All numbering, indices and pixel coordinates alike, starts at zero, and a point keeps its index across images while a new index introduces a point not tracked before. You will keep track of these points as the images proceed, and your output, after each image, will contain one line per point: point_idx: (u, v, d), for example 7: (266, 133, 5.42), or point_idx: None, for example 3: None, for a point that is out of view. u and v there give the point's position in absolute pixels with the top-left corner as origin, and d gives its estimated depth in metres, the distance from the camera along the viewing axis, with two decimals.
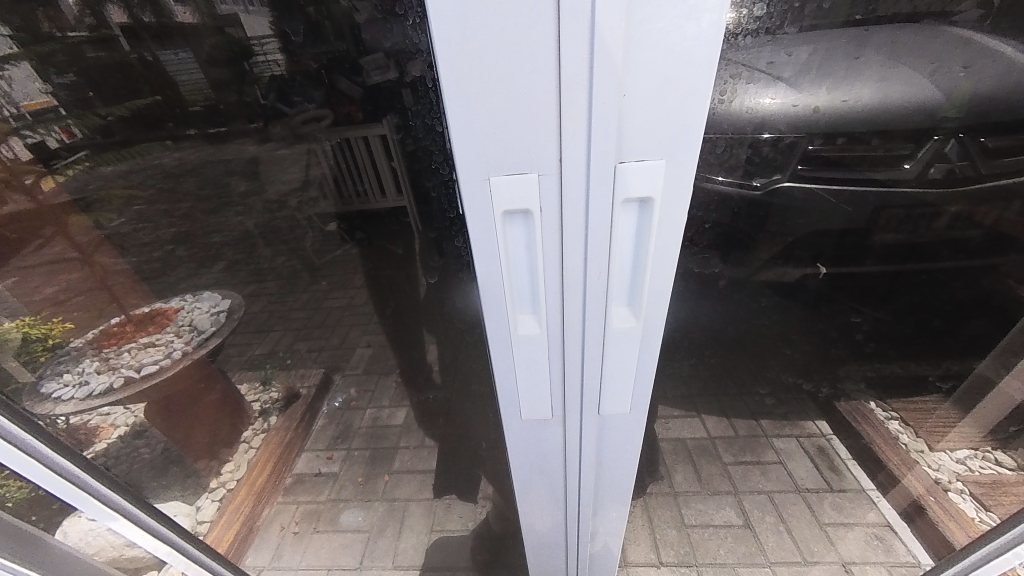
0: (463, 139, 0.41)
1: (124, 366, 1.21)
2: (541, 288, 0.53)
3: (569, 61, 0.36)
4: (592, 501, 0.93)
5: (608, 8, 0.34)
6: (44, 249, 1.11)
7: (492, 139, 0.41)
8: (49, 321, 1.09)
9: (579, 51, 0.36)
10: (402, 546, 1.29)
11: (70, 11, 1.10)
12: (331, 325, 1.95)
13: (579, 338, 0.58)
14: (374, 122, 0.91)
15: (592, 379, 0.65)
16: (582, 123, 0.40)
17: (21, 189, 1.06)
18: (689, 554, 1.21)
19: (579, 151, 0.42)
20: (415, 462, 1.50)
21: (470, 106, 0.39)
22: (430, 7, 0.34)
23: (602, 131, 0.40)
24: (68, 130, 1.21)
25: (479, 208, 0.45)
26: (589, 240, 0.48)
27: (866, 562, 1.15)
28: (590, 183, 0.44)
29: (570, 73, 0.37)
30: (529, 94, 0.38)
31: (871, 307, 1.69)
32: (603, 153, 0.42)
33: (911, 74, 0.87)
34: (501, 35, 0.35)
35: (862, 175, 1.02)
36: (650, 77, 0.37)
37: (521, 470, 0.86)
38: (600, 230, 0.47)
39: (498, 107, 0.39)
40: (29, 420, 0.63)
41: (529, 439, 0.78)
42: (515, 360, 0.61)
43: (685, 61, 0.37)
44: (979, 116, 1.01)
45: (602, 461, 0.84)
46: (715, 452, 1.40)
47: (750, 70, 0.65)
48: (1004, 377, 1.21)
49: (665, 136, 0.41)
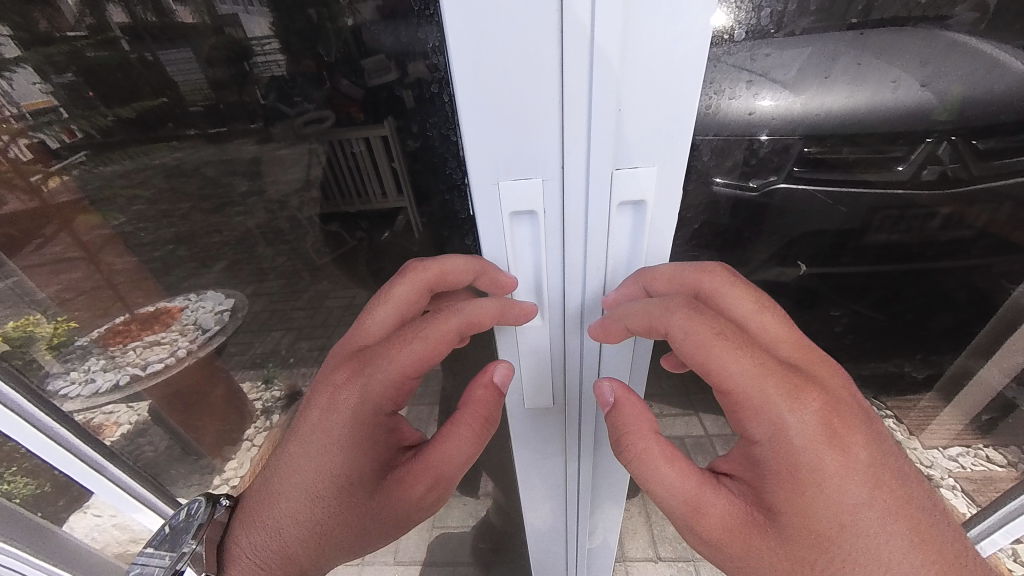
0: (489, 154, 0.62)
1: (131, 364, 1.43)
2: (546, 259, 0.73)
3: (573, 88, 0.56)
4: (591, 491, 1.10)
5: (600, 54, 0.53)
6: (46, 247, 1.19)
7: (513, 144, 0.61)
8: (55, 319, 1.25)
9: (580, 80, 0.55)
10: (404, 543, 1.38)
11: (70, 12, 0.88)
12: (332, 325, 1.46)
13: (579, 299, 0.78)
14: (375, 124, 0.92)
15: (589, 357, 0.86)
16: (583, 131, 0.59)
17: (26, 188, 1.11)
18: (687, 550, 1.35)
19: (581, 150, 0.61)
20: None
21: (500, 118, 0.59)
22: (470, 56, 0.54)
23: (598, 137, 0.59)
24: (72, 133, 1.06)
25: (504, 196, 0.66)
26: (588, 219, 0.68)
27: None
28: (590, 177, 0.63)
29: (574, 98, 0.56)
30: (542, 121, 0.59)
31: (900, 303, 1.29)
32: (599, 153, 0.61)
33: (902, 76, 0.82)
34: (523, 69, 0.55)
35: (853, 176, 0.99)
36: (630, 96, 0.57)
37: (531, 460, 1.03)
38: (596, 222, 0.68)
39: (517, 116, 0.59)
40: (49, 407, 1.14)
41: (532, 428, 0.97)
42: (519, 342, 0.83)
43: (654, 86, 0.56)
44: (987, 117, 0.91)
45: (599, 450, 1.02)
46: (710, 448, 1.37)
47: (733, 81, 0.72)
48: (981, 367, 1.25)
49: (643, 140, 0.61)
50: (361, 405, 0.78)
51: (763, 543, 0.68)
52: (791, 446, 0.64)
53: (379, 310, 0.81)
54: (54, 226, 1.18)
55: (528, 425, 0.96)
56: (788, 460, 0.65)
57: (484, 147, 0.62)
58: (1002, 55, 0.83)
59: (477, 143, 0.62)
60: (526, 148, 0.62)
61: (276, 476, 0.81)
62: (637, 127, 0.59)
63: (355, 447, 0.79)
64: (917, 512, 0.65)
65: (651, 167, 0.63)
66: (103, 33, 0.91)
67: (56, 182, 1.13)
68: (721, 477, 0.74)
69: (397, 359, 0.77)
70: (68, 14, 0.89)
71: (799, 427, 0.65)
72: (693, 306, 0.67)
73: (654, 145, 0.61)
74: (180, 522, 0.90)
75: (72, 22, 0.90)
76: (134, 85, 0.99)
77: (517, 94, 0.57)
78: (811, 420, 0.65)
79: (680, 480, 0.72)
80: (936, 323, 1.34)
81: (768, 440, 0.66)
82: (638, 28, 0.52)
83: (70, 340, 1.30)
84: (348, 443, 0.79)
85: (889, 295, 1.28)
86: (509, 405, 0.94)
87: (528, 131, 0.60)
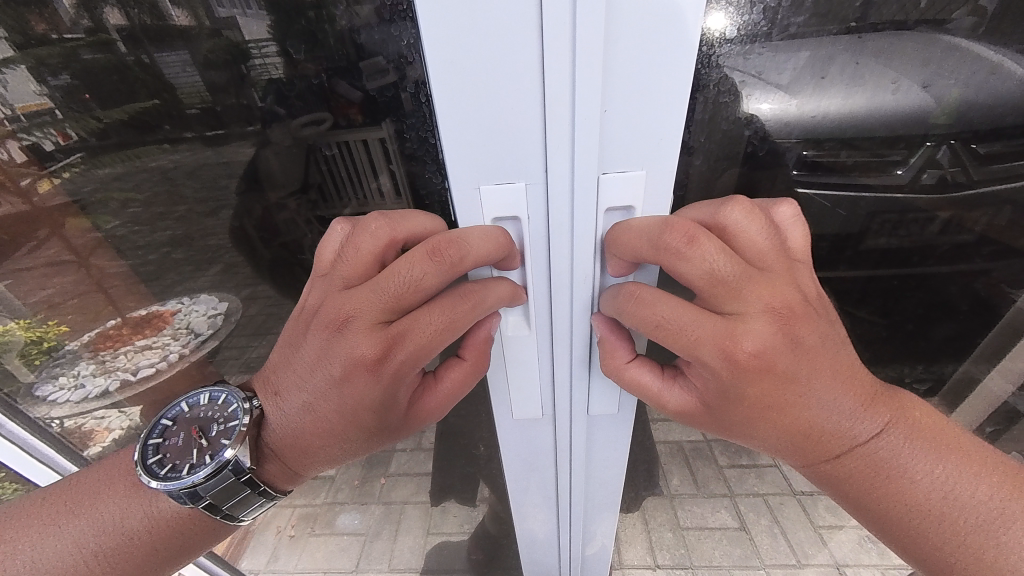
0: (469, 158, 0.62)
1: (121, 368, 1.44)
2: (529, 267, 0.72)
3: (554, 94, 0.55)
4: (582, 504, 1.09)
5: (583, 60, 0.52)
6: (38, 249, 1.21)
7: (494, 148, 0.61)
8: (45, 324, 1.29)
9: (562, 85, 0.54)
10: (399, 549, 1.37)
11: (67, 14, 0.87)
12: None
13: (568, 306, 0.77)
14: (373, 126, 0.92)
15: (579, 366, 0.85)
16: (566, 138, 0.59)
17: (17, 192, 1.11)
18: (685, 556, 1.34)
19: (565, 156, 0.61)
20: (411, 465, 1.31)
21: (480, 124, 0.59)
22: (450, 60, 0.54)
23: (583, 142, 0.59)
24: (67, 134, 1.04)
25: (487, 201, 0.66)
26: (576, 224, 0.67)
27: (859, 564, 1.30)
28: (576, 182, 0.63)
29: (556, 103, 0.56)
30: (525, 123, 0.59)
31: (901, 308, 1.27)
32: (585, 159, 0.61)
33: (900, 81, 0.81)
34: (500, 75, 0.55)
35: (852, 180, 0.98)
36: (616, 99, 0.57)
37: (521, 473, 1.02)
38: (583, 226, 0.67)
39: (496, 121, 0.59)
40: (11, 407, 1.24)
41: (522, 438, 0.97)
42: (502, 356, 0.83)
43: (637, 91, 0.56)
44: (985, 123, 0.91)
45: (593, 459, 1.01)
46: (710, 454, 1.30)
47: (727, 84, 0.73)
48: None
49: (628, 146, 0.61)
50: (388, 386, 0.72)
51: (707, 419, 0.76)
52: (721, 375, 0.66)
53: (387, 283, 0.66)
54: (47, 230, 1.19)
55: (516, 437, 0.95)
56: (725, 382, 0.67)
57: (469, 150, 0.61)
58: (1001, 62, 0.83)
59: (460, 147, 0.61)
60: (508, 151, 0.61)
61: (282, 424, 0.78)
62: (624, 130, 0.60)
63: (380, 413, 0.75)
64: (864, 382, 0.71)
65: (639, 172, 0.63)
66: (100, 36, 0.90)
67: (46, 185, 1.12)
68: (678, 373, 0.77)
69: (426, 344, 0.69)
70: (63, 15, 0.87)
71: (729, 359, 0.65)
72: (638, 304, 0.67)
73: (641, 148, 0.61)
74: (204, 413, 0.83)
75: (70, 25, 0.88)
76: (131, 88, 0.96)
77: (497, 97, 0.57)
78: (742, 349, 0.64)
79: (643, 385, 0.77)
80: (929, 331, 1.31)
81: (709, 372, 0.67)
82: (623, 36, 0.52)
83: (58, 345, 1.34)
84: (375, 416, 0.75)
85: (887, 302, 1.26)
86: (498, 417, 0.93)
87: (510, 134, 0.60)
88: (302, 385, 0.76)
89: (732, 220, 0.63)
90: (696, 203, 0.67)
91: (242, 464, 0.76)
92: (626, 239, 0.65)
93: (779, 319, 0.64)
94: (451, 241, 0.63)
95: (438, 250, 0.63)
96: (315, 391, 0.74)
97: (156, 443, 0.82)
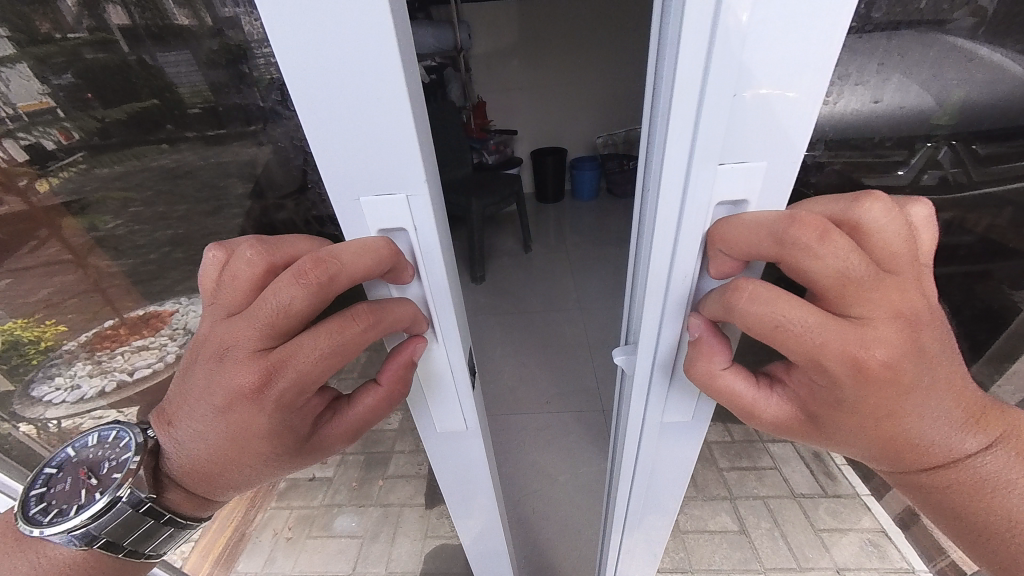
0: (323, 157, 0.38)
1: (117, 369, 1.38)
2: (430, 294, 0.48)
3: (682, 61, 0.34)
4: (635, 517, 0.79)
5: None
6: (40, 249, 1.15)
7: (360, 142, 0.37)
8: (42, 323, 1.22)
9: (699, 32, 0.33)
10: (395, 553, 1.26)
11: (69, 12, 0.88)
12: None
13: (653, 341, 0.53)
14: None
15: (658, 371, 0.57)
16: (689, 117, 0.37)
17: (17, 192, 1.05)
18: (684, 560, 1.25)
19: (681, 148, 0.38)
20: (409, 468, 1.46)
21: (318, 105, 0.35)
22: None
23: (712, 126, 0.37)
24: (69, 134, 1.03)
25: (358, 217, 0.42)
26: (677, 245, 0.44)
27: (860, 568, 1.19)
28: (688, 187, 0.40)
29: (682, 71, 0.34)
30: (399, 130, 0.36)
31: None
32: (708, 152, 0.38)
33: (904, 81, 0.80)
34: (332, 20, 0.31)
35: (856, 180, 0.98)
36: (782, 57, 0.34)
37: (452, 497, 0.77)
38: (688, 250, 0.45)
39: (347, 102, 0.35)
40: None
41: (453, 453, 0.69)
42: (419, 379, 0.57)
43: (806, 49, 0.33)
44: (984, 124, 0.91)
45: (653, 472, 0.71)
46: (711, 458, 1.46)
47: None
48: (997, 382, 1.22)
49: (777, 142, 0.38)
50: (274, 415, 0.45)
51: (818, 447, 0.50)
52: (833, 390, 0.42)
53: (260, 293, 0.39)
54: (45, 229, 1.14)
55: (439, 454, 0.69)
56: (834, 397, 0.42)
57: (350, 167, 0.39)
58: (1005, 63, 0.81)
59: (338, 158, 0.38)
60: (394, 165, 0.39)
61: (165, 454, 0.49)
62: (778, 108, 0.36)
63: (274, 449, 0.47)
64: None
65: (761, 161, 0.39)
66: (102, 35, 0.91)
67: (45, 186, 1.08)
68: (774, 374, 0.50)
69: (310, 371, 0.42)
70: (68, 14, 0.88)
71: (859, 384, 0.39)
72: (737, 304, 0.40)
73: (776, 122, 0.37)
74: (94, 452, 0.54)
75: (72, 24, 0.89)
76: (132, 88, 0.98)
77: (367, 82, 0.34)
78: (881, 355, 0.38)
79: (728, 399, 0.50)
80: None
81: (820, 383, 0.42)
82: None
83: (57, 343, 1.28)
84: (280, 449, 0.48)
85: None
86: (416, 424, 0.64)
87: (391, 148, 0.38)
88: (183, 404, 0.46)
89: (869, 218, 0.36)
90: (817, 198, 0.40)
91: (138, 496, 0.49)
92: (739, 240, 0.40)
93: (912, 360, 0.39)
94: (330, 258, 0.38)
95: (305, 268, 0.37)
96: (191, 417, 0.46)
97: (41, 492, 0.54)
